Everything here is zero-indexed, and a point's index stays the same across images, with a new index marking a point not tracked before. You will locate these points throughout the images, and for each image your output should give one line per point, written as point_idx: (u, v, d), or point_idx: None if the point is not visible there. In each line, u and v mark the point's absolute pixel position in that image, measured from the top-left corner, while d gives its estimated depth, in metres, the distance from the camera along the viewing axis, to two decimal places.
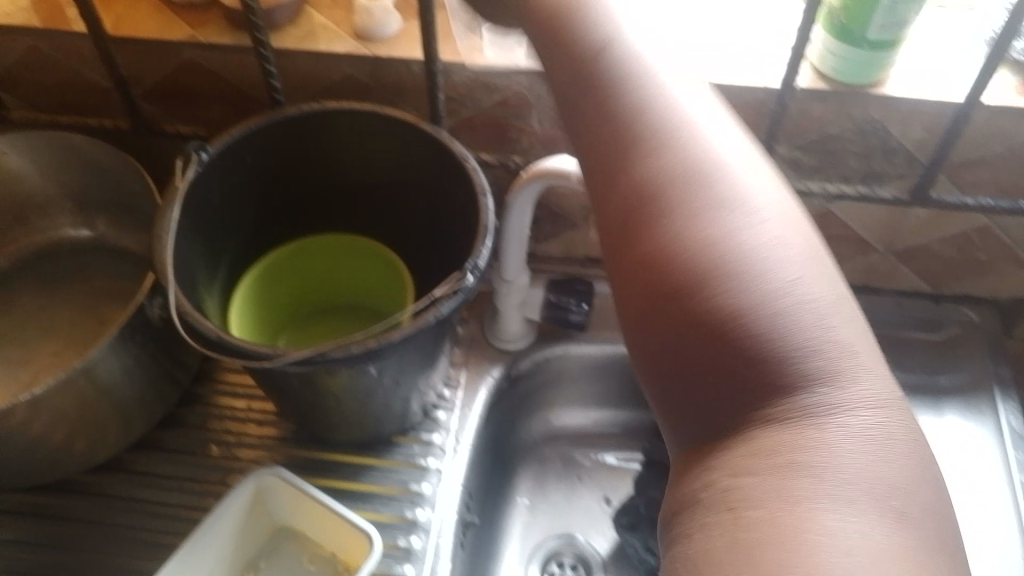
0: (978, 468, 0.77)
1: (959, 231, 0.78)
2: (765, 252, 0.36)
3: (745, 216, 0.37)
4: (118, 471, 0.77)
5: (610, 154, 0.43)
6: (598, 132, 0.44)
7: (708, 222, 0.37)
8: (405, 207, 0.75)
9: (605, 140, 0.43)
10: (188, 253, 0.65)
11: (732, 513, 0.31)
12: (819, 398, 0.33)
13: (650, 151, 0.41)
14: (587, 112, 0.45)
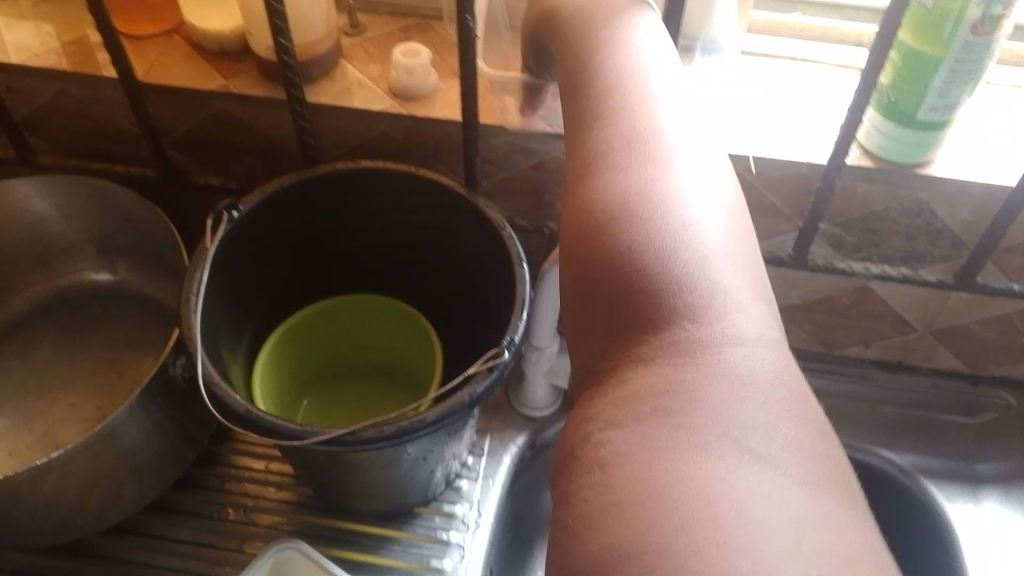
0: (1021, 561, 0.74)
1: (1002, 314, 0.76)
2: (700, 282, 0.37)
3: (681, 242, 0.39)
4: (131, 534, 0.74)
5: (592, 164, 0.44)
6: (585, 146, 0.45)
7: (655, 241, 0.39)
8: (436, 269, 0.73)
9: (590, 154, 0.44)
10: (214, 313, 0.63)
11: (614, 483, 0.33)
12: (741, 449, 0.32)
13: (620, 171, 0.42)
14: (577, 134, 0.47)
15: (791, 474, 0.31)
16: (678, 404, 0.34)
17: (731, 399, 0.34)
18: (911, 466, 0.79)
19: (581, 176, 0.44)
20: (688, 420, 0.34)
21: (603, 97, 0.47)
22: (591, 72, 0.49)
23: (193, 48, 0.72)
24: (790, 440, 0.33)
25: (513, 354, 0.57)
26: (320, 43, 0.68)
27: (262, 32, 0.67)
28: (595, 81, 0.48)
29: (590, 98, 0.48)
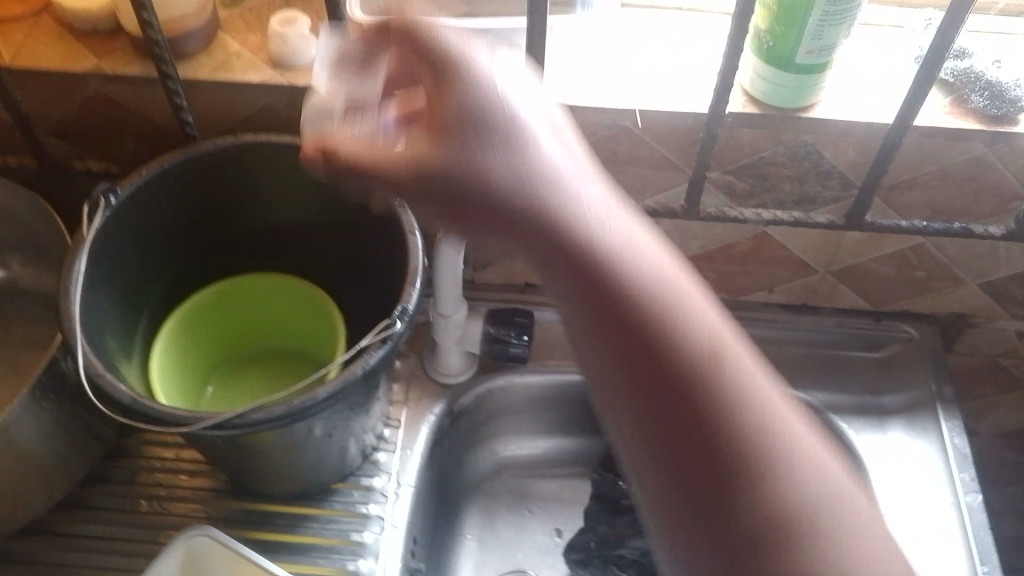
0: (925, 488, 0.77)
1: (896, 249, 0.78)
2: (775, 442, 0.40)
3: (660, 271, 0.43)
4: (40, 535, 0.72)
5: (516, 219, 0.44)
6: (476, 197, 0.44)
7: (723, 397, 0.40)
8: (333, 242, 0.72)
9: (521, 205, 0.43)
10: (99, 304, 0.61)
11: None
12: (763, 418, 0.40)
13: (557, 225, 0.43)
14: (504, 229, 0.44)
15: (771, 396, 0.41)
16: (723, 395, 0.40)
17: (745, 375, 0.41)
18: (819, 404, 0.82)
19: (510, 240, 0.45)
20: (733, 429, 0.40)
21: (546, 225, 0.43)
22: (462, 102, 0.45)
23: (59, 29, 0.69)
24: (757, 376, 0.41)
25: (405, 323, 0.57)
26: (192, 16, 0.65)
27: (128, 9, 0.65)
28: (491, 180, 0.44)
29: (499, 201, 0.44)
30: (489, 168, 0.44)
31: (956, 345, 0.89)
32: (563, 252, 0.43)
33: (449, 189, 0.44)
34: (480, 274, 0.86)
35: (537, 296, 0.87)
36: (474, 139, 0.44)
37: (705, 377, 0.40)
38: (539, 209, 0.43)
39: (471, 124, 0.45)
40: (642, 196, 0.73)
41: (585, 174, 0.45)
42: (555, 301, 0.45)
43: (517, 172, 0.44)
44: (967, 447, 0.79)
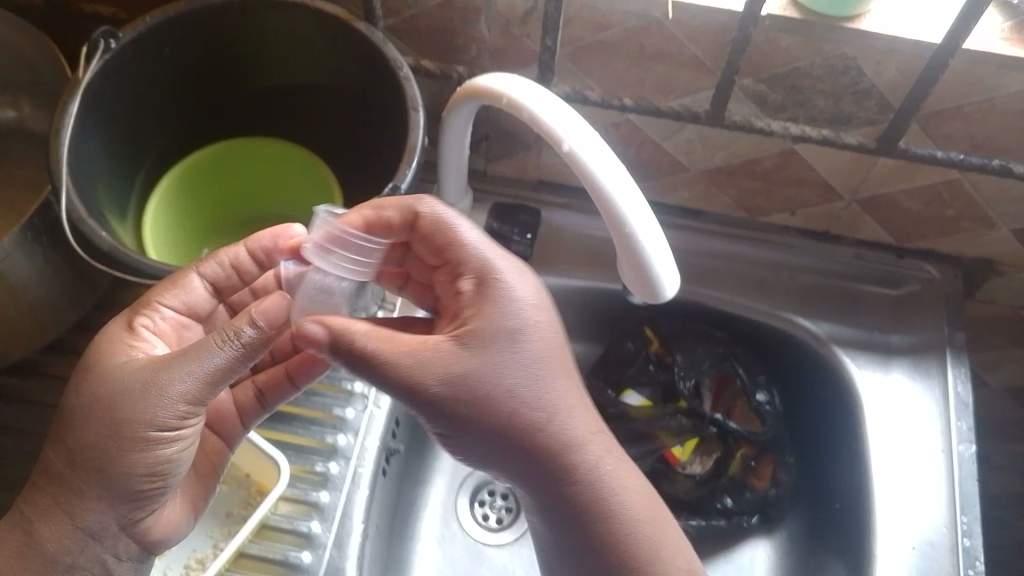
0: (918, 433, 0.75)
1: (928, 184, 0.73)
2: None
3: (594, 426, 0.52)
4: (33, 375, 0.73)
5: (513, 358, 0.49)
6: (486, 402, 0.48)
7: (630, 513, 0.52)
8: (339, 113, 0.69)
9: (490, 407, 0.48)
10: (92, 149, 0.60)
11: None
12: (626, 506, 0.52)
13: (540, 385, 0.50)
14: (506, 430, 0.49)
15: (639, 492, 0.53)
16: (581, 466, 0.51)
17: (620, 486, 0.52)
18: (824, 335, 0.79)
19: (481, 442, 0.49)
20: (611, 517, 0.51)
21: (544, 462, 0.50)
22: (507, 403, 0.49)
23: None
24: (648, 499, 0.53)
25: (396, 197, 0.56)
26: None
27: None
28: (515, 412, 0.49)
29: (508, 414, 0.49)
30: (506, 386, 0.48)
31: (977, 292, 0.86)
32: (523, 445, 0.49)
33: (475, 392, 0.48)
34: (493, 166, 0.83)
35: (548, 194, 0.85)
36: (495, 356, 0.49)
37: (582, 484, 0.51)
38: (524, 411, 0.49)
39: (508, 338, 0.49)
40: (664, 96, 0.69)
41: (544, 313, 0.51)
42: (466, 459, 0.52)
43: (499, 381, 0.48)
44: (969, 397, 0.76)
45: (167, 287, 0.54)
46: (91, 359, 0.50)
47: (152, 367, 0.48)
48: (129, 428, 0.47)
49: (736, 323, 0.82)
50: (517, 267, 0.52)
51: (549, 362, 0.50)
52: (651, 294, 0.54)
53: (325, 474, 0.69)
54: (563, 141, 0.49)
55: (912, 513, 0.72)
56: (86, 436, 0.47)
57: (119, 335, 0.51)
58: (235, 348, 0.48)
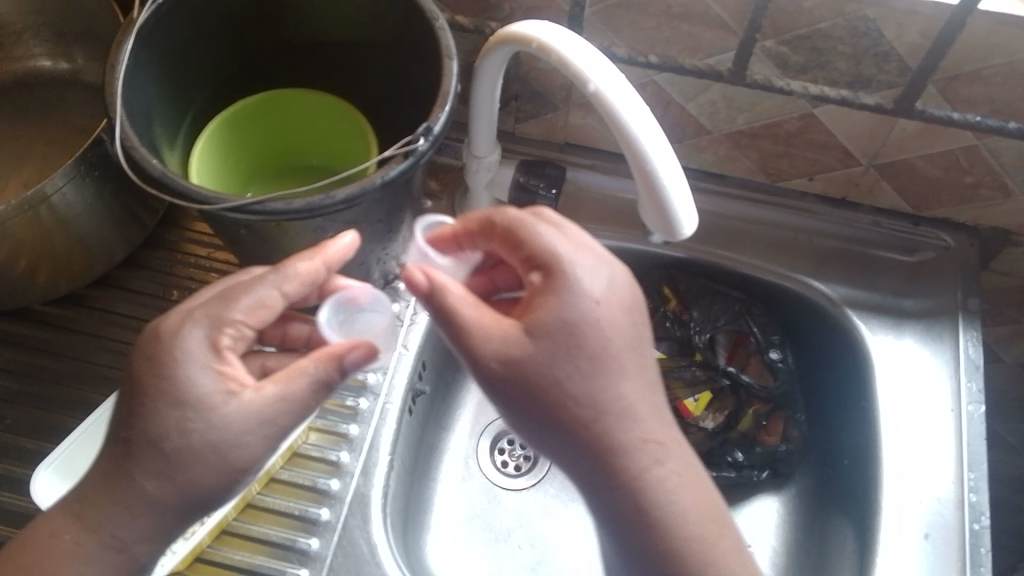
0: (928, 394, 0.77)
1: (946, 149, 0.75)
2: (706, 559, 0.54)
3: (650, 428, 0.53)
4: (83, 307, 0.78)
5: (580, 352, 0.51)
6: (555, 397, 0.51)
7: (681, 509, 0.54)
8: (375, 65, 0.73)
9: (563, 402, 0.51)
10: (145, 88, 0.64)
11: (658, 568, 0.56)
12: (679, 518, 0.54)
13: (609, 387, 0.51)
14: (563, 416, 0.51)
15: (685, 495, 0.54)
16: (637, 473, 0.53)
17: (677, 490, 0.54)
18: (838, 297, 0.82)
19: (550, 427, 0.52)
20: (664, 521, 0.53)
21: (594, 454, 0.52)
22: (569, 392, 0.51)
23: None
24: (698, 500, 0.55)
25: (429, 143, 0.59)
26: None
27: None
28: (574, 401, 0.51)
29: (566, 400, 0.51)
30: (569, 386, 0.51)
31: (993, 262, 0.87)
32: (587, 440, 0.52)
33: (551, 385, 0.50)
34: (521, 126, 0.86)
35: (574, 156, 0.88)
36: (567, 354, 0.50)
37: (645, 487, 0.53)
38: (591, 406, 0.51)
39: (572, 333, 0.51)
40: (689, 55, 0.72)
41: (620, 309, 0.53)
42: (520, 432, 0.54)
43: (570, 379, 0.51)
44: (981, 359, 0.78)
45: (245, 308, 0.55)
46: (177, 383, 0.51)
47: (253, 410, 0.52)
48: (233, 462, 0.53)
49: (753, 284, 0.84)
50: (593, 257, 0.53)
51: (611, 355, 0.51)
52: (669, 232, 0.57)
53: (355, 408, 0.74)
54: (589, 82, 0.52)
55: (921, 468, 0.74)
56: (187, 460, 0.52)
57: (209, 365, 0.53)
58: (319, 382, 0.55)
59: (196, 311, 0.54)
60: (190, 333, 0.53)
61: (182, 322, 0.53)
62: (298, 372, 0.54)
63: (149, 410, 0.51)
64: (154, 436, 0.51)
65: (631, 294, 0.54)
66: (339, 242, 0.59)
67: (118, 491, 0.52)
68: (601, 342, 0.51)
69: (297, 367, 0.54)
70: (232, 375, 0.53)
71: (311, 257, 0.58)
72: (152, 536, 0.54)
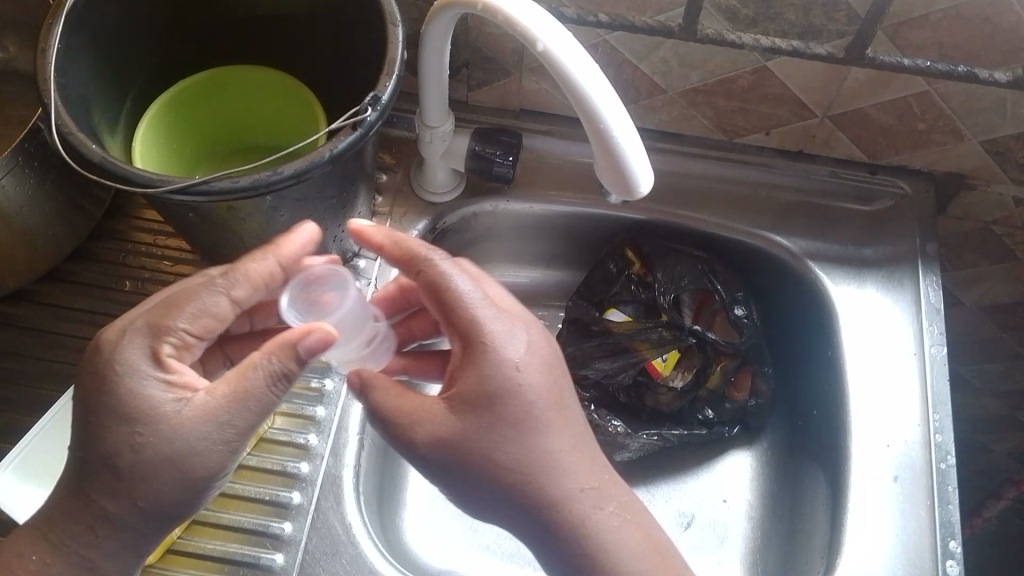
0: (891, 337, 0.78)
1: (898, 96, 0.75)
2: None
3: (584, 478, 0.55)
4: (32, 303, 0.76)
5: (505, 416, 0.53)
6: (484, 465, 0.53)
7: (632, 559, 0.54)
8: (318, 38, 0.71)
9: (493, 465, 0.53)
10: (79, 71, 0.62)
11: None
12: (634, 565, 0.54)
13: (535, 444, 0.54)
14: (493, 482, 0.53)
15: (629, 539, 0.55)
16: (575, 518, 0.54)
17: (626, 534, 0.55)
18: (801, 251, 0.82)
19: (485, 494, 0.54)
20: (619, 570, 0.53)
21: (532, 507, 0.54)
22: (497, 455, 0.53)
23: None
24: (642, 543, 0.55)
25: (377, 112, 0.57)
26: None
27: None
28: (501, 464, 0.53)
29: (494, 462, 0.53)
30: (497, 450, 0.53)
31: (948, 208, 0.88)
32: (526, 497, 0.54)
33: (482, 449, 0.53)
34: (475, 95, 0.85)
35: (529, 122, 0.87)
36: (489, 419, 0.53)
37: (591, 538, 0.54)
38: (521, 468, 0.53)
39: (492, 399, 0.53)
40: (639, 13, 0.71)
41: (543, 366, 0.55)
42: (465, 510, 0.57)
43: (500, 441, 0.53)
44: (940, 303, 0.79)
45: (188, 316, 0.55)
46: (126, 397, 0.52)
47: (201, 412, 0.52)
48: (193, 470, 0.53)
49: (715, 242, 0.85)
50: (514, 321, 0.56)
51: (539, 416, 0.54)
52: (627, 191, 0.56)
53: (321, 390, 0.73)
54: (540, 41, 0.50)
55: (885, 412, 0.75)
56: (142, 474, 0.52)
57: (155, 374, 0.53)
58: (273, 374, 0.53)
59: (136, 321, 0.54)
60: (130, 343, 0.53)
61: (121, 334, 0.54)
62: (246, 367, 0.53)
63: (101, 427, 0.52)
64: (106, 451, 0.52)
65: (553, 353, 0.57)
66: (298, 236, 0.60)
67: (83, 508, 0.53)
68: (524, 403, 0.53)
69: (248, 361, 0.53)
70: (182, 383, 0.54)
71: (263, 256, 0.58)
72: (120, 552, 0.55)
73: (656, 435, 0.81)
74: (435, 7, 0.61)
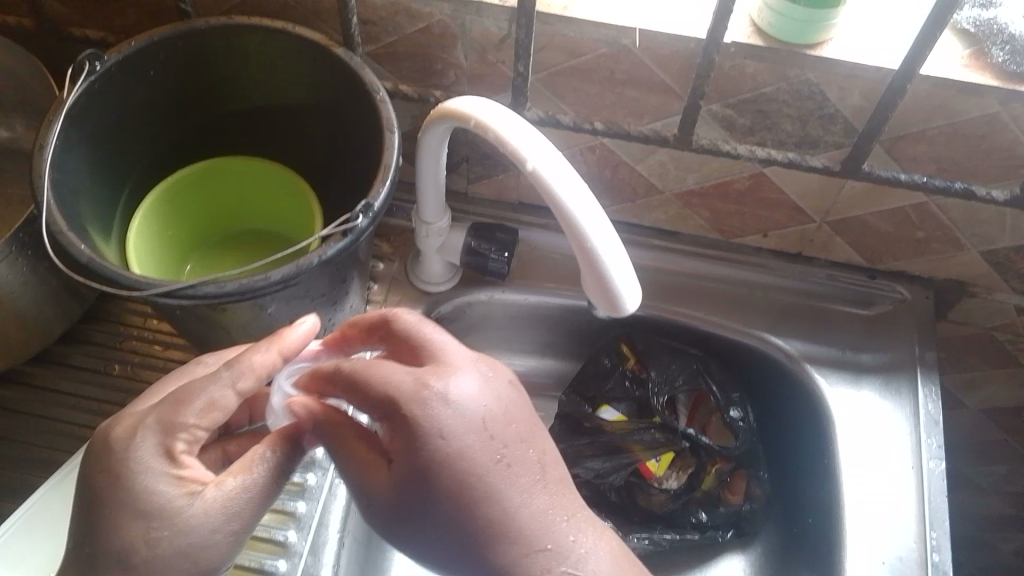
0: (890, 447, 0.77)
1: (896, 206, 0.75)
2: None
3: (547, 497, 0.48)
4: (20, 386, 0.75)
5: (444, 487, 0.45)
6: (439, 535, 0.46)
7: None
8: (318, 133, 0.71)
9: (466, 523, 0.45)
10: (75, 166, 0.62)
11: None
12: None
13: (497, 500, 0.46)
14: (440, 552, 0.47)
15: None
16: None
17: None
18: (797, 354, 0.81)
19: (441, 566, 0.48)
20: None
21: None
22: (440, 524, 0.46)
23: None
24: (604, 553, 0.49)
25: (369, 220, 0.57)
26: None
27: None
28: (445, 534, 0.46)
29: (439, 532, 0.46)
30: (450, 521, 0.46)
31: (949, 312, 0.87)
32: (484, 569, 0.46)
33: (450, 514, 0.45)
34: (474, 187, 0.85)
35: (527, 214, 0.87)
36: (428, 495, 0.45)
37: None
38: (477, 533, 0.46)
39: (427, 476, 0.45)
40: (637, 119, 0.71)
41: (486, 422, 0.47)
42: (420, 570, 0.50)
43: (466, 500, 0.45)
44: (940, 415, 0.78)
45: (198, 411, 0.53)
46: (138, 495, 0.50)
47: (217, 506, 0.51)
48: (204, 565, 0.51)
49: (711, 341, 0.84)
50: (444, 376, 0.47)
51: (484, 479, 0.46)
52: (613, 307, 0.55)
53: (302, 484, 0.72)
54: (511, 142, 0.51)
55: (882, 525, 0.73)
56: (154, 570, 0.50)
57: (165, 472, 0.51)
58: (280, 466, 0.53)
59: (147, 417, 0.52)
60: (140, 440, 0.51)
61: (133, 431, 0.52)
62: (254, 462, 0.52)
63: (117, 526, 0.50)
64: (116, 549, 0.50)
65: (499, 403, 0.48)
66: (298, 326, 0.55)
67: None
68: (462, 471, 0.45)
69: (249, 455, 0.53)
70: (192, 477, 0.52)
71: (265, 349, 0.54)
72: None
73: (647, 539, 0.80)
74: (433, 112, 0.61)
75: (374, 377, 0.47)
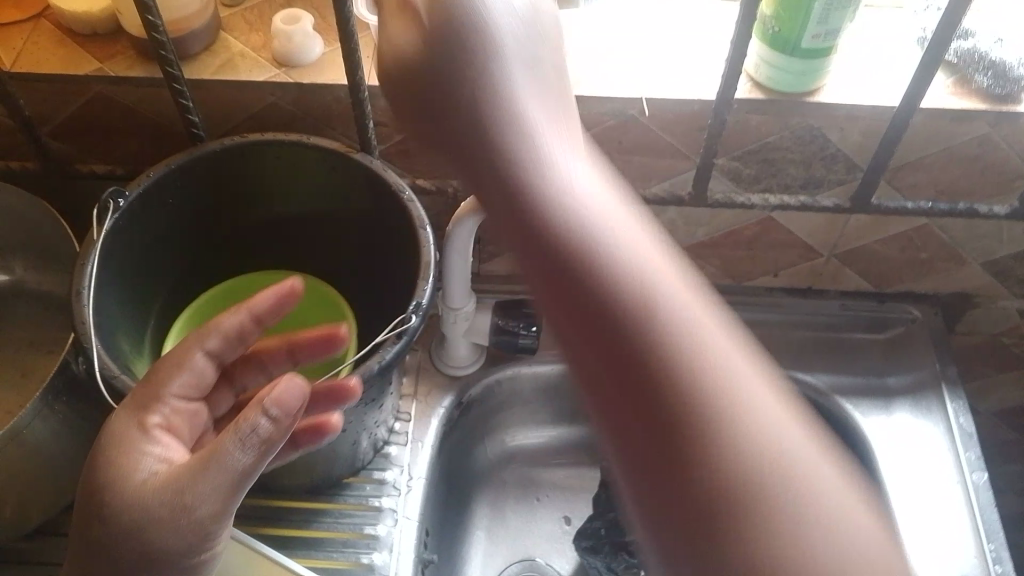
0: (932, 465, 0.78)
1: (901, 231, 0.78)
2: (792, 487, 0.31)
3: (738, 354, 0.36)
4: (56, 536, 0.72)
5: (601, 319, 0.37)
6: (595, 318, 0.37)
7: (744, 450, 0.32)
8: (338, 237, 0.72)
9: (625, 379, 0.35)
10: (106, 304, 0.61)
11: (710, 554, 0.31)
12: (742, 411, 0.33)
13: (665, 352, 0.35)
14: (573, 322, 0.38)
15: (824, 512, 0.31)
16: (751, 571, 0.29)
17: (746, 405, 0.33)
18: (825, 387, 0.83)
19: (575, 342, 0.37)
20: (699, 419, 0.33)
21: (642, 326, 0.36)
22: (597, 284, 0.38)
23: (60, 33, 0.69)
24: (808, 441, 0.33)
25: (419, 319, 0.59)
26: (194, 15, 0.65)
27: (130, 10, 0.64)
28: (598, 302, 0.37)
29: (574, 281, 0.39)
30: (600, 301, 0.37)
31: (957, 326, 0.90)
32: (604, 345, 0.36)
33: (616, 360, 0.35)
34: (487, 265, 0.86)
35: None
36: (587, 270, 0.39)
37: (660, 387, 0.34)
38: (591, 325, 0.37)
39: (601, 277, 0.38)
40: (647, 182, 0.73)
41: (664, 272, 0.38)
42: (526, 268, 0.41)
43: (659, 371, 0.34)
44: (972, 427, 0.80)
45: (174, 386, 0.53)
46: (97, 472, 0.48)
47: (163, 486, 0.47)
48: (161, 546, 0.46)
49: None
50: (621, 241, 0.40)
51: (664, 312, 0.36)
52: None
53: None
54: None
55: (940, 546, 0.74)
56: (112, 549, 0.47)
57: (129, 440, 0.49)
58: (246, 463, 0.46)
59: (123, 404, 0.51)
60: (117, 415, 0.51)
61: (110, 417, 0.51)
62: (209, 455, 0.46)
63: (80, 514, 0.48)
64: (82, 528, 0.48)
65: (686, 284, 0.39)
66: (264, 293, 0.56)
67: None
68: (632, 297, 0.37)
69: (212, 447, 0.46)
70: (164, 453, 0.50)
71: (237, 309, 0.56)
72: None
73: None
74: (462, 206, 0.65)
75: (493, 65, 0.48)
